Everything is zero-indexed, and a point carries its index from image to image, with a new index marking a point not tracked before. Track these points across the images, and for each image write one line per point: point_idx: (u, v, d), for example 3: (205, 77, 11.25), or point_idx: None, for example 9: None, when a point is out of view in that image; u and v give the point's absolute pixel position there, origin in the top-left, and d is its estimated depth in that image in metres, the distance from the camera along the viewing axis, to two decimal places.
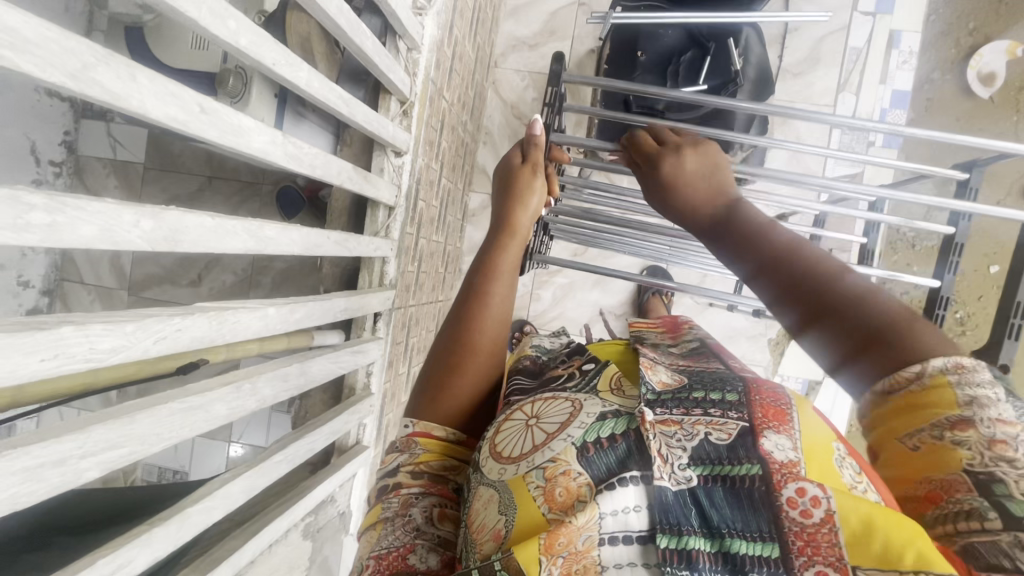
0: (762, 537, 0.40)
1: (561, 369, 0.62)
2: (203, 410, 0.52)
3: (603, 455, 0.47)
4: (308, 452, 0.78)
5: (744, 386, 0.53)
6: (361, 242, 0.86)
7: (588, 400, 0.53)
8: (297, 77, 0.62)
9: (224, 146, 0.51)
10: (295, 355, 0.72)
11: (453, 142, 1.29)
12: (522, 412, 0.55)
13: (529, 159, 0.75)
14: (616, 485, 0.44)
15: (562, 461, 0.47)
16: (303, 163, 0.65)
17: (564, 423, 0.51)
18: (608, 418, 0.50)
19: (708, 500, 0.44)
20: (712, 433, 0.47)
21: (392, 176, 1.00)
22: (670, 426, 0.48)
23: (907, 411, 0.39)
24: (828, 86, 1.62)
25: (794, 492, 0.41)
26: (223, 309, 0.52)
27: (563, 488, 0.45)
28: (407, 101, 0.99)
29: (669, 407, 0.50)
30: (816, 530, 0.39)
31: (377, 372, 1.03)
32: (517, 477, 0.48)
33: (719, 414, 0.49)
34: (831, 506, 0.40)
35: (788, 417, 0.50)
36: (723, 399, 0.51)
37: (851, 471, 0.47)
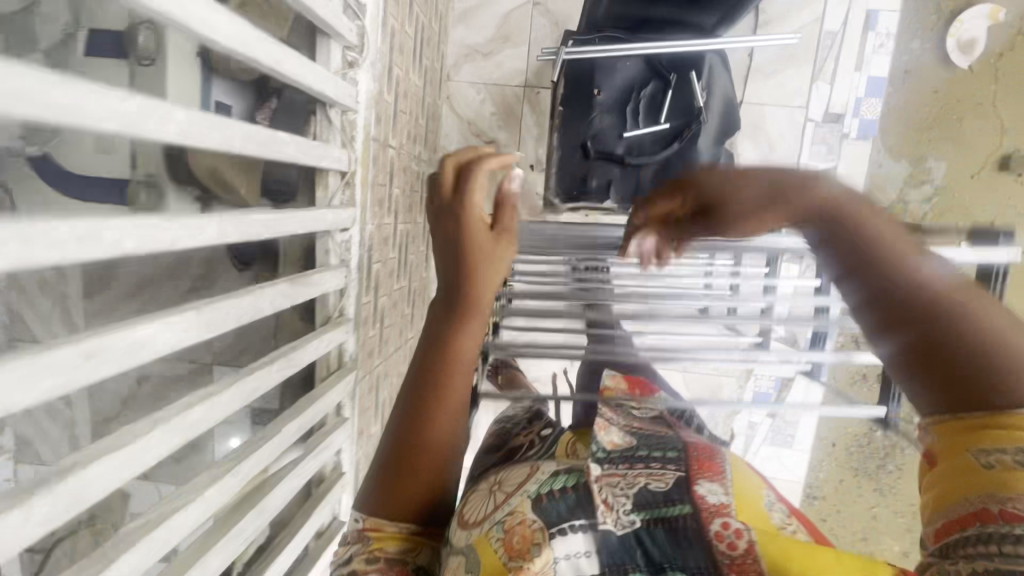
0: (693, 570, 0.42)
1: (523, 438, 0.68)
2: None
3: (554, 504, 0.49)
4: (280, 568, 0.79)
5: (686, 449, 0.56)
6: (310, 349, 0.82)
7: (546, 463, 0.57)
8: (207, 235, 0.53)
9: (127, 369, 0.46)
10: (250, 496, 0.71)
11: (405, 184, 1.21)
12: (487, 481, 0.58)
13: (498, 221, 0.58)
14: (566, 529, 0.46)
15: (518, 513, 0.49)
16: (229, 321, 0.59)
17: (520, 484, 0.53)
18: (560, 474, 0.52)
19: (650, 540, 0.45)
20: (651, 483, 0.50)
21: (340, 254, 0.94)
22: (614, 477, 0.51)
23: (964, 428, 0.38)
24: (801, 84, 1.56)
25: (720, 526, 0.44)
26: (151, 528, 0.50)
27: (520, 535, 0.46)
28: (347, 173, 0.92)
29: (616, 462, 0.54)
30: (744, 562, 0.42)
31: (347, 449, 1.03)
32: (479, 535, 0.49)
33: (659, 466, 0.52)
34: (753, 537, 0.43)
35: (720, 468, 0.52)
36: (665, 455, 0.55)
37: (779, 516, 0.48)
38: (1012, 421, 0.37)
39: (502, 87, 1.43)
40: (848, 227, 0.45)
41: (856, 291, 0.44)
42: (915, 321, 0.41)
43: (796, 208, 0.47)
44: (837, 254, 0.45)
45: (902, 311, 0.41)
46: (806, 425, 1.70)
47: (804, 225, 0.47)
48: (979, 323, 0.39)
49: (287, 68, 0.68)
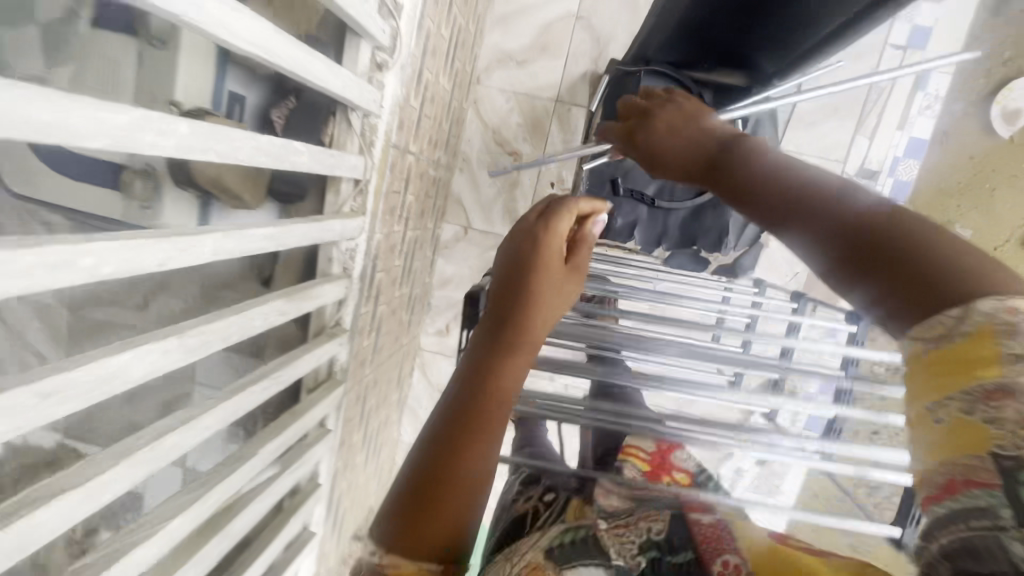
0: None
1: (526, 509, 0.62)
2: None
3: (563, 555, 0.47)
4: None
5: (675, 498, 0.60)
6: (299, 365, 0.77)
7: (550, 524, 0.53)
8: (202, 254, 0.51)
9: (94, 402, 0.42)
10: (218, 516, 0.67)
11: (420, 190, 1.16)
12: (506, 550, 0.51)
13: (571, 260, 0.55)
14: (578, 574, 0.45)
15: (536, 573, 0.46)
16: (214, 345, 0.56)
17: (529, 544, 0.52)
18: (564, 533, 0.51)
19: None
20: (652, 529, 0.51)
21: (343, 263, 0.90)
22: (622, 528, 0.51)
23: (961, 354, 0.34)
24: (842, 139, 1.49)
25: (722, 564, 0.46)
26: None
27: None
28: (361, 181, 0.87)
29: (614, 517, 0.54)
30: None
31: (325, 461, 0.99)
32: None
33: (649, 514, 0.54)
34: (746, 567, 0.44)
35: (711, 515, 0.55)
36: (651, 507, 0.57)
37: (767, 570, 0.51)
38: (986, 349, 0.33)
39: (532, 99, 1.38)
40: (770, 182, 0.49)
41: (809, 249, 0.45)
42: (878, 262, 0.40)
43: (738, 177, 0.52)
44: (771, 218, 0.48)
45: (869, 252, 0.41)
46: (793, 478, 1.69)
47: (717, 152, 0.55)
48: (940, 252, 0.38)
49: (313, 78, 0.64)
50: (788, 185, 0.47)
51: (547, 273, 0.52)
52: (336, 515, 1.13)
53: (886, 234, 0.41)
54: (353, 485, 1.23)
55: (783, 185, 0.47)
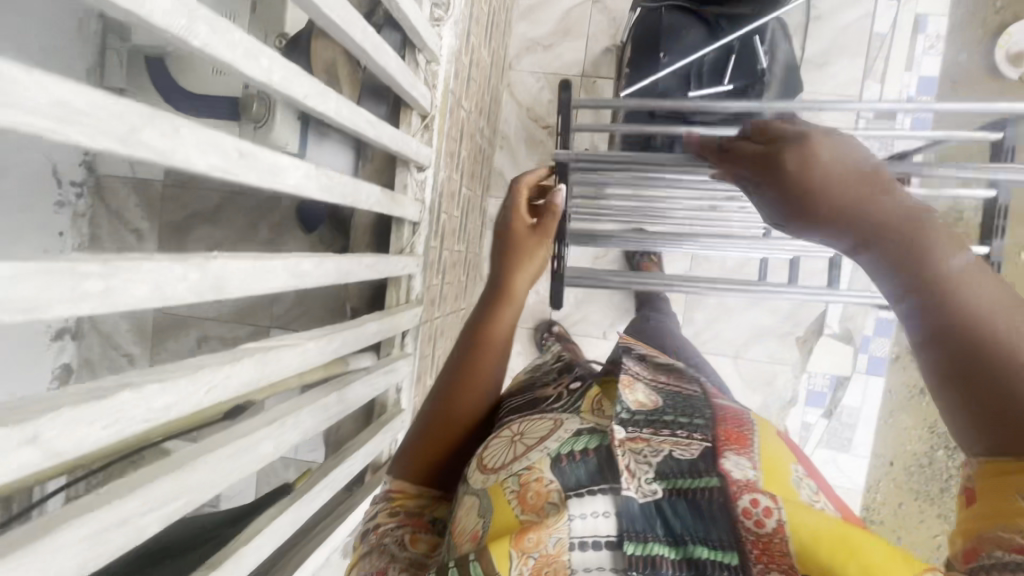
0: (722, 546, 0.41)
1: (552, 388, 0.62)
2: (251, 452, 0.52)
3: (574, 466, 0.47)
4: (349, 475, 0.80)
5: (713, 406, 0.54)
6: (390, 263, 0.85)
7: (570, 418, 0.53)
8: (327, 107, 0.62)
9: (263, 187, 0.50)
10: (331, 383, 0.72)
11: (471, 150, 1.27)
12: (509, 429, 0.55)
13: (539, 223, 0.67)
14: (585, 493, 0.44)
15: (535, 469, 0.47)
16: (335, 193, 0.64)
17: (543, 437, 0.51)
18: (583, 433, 0.50)
19: (672, 510, 0.44)
20: (675, 450, 0.48)
21: (415, 191, 0.99)
22: (639, 443, 0.48)
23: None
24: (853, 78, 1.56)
25: (748, 503, 0.41)
26: (266, 349, 0.53)
27: (534, 492, 0.46)
28: (428, 116, 0.98)
29: (641, 426, 0.50)
30: (769, 540, 0.39)
31: (407, 388, 1.04)
32: (496, 484, 0.48)
33: (685, 435, 0.50)
34: (783, 516, 0.40)
35: (751, 438, 0.50)
36: (692, 421, 0.51)
37: (814, 486, 0.48)
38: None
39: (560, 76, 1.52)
40: (902, 255, 0.39)
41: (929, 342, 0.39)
42: (976, 383, 0.38)
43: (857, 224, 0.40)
44: (906, 284, 0.39)
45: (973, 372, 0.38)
46: (866, 428, 1.59)
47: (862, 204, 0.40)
48: None
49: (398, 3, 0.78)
50: (930, 272, 0.39)
51: (522, 248, 0.66)
52: None
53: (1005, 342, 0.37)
54: None
55: (921, 268, 0.39)
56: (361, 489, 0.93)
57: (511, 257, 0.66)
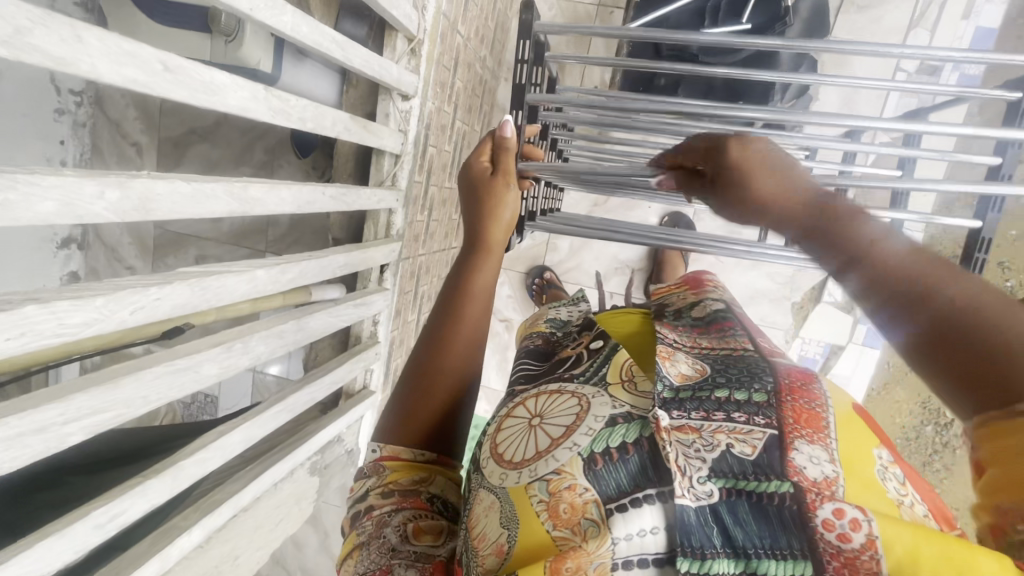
0: (794, 556, 0.35)
1: (568, 352, 0.57)
2: (192, 371, 0.53)
3: (613, 469, 0.41)
4: (311, 400, 0.83)
5: (776, 379, 0.47)
6: (361, 195, 0.83)
7: (596, 397, 0.47)
8: (281, 22, 0.58)
9: (197, 105, 0.48)
10: (292, 311, 0.73)
11: (468, 81, 1.21)
12: (525, 409, 0.49)
13: (499, 166, 0.65)
14: (628, 505, 0.39)
15: (566, 475, 0.42)
16: (292, 117, 0.62)
17: (569, 429, 0.45)
18: (619, 424, 0.44)
19: (731, 516, 0.38)
20: (735, 446, 0.40)
21: (398, 122, 0.95)
22: (687, 433, 0.42)
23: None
24: (899, 22, 1.41)
25: (831, 513, 0.35)
26: (205, 274, 0.52)
27: (567, 504, 0.40)
28: (415, 39, 0.92)
29: (687, 410, 0.44)
30: (855, 557, 0.33)
31: (384, 321, 1.06)
32: (517, 487, 0.43)
33: (744, 421, 0.42)
34: (874, 531, 0.33)
35: (822, 422, 0.42)
36: (749, 399, 0.44)
37: (893, 482, 0.40)
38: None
39: (575, 4, 1.40)
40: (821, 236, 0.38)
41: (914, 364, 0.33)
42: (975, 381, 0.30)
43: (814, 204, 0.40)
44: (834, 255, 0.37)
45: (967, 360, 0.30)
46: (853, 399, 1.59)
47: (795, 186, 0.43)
48: None
49: None
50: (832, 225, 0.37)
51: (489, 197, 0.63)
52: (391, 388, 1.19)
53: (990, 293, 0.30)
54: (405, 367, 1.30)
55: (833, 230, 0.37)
56: (330, 413, 0.97)
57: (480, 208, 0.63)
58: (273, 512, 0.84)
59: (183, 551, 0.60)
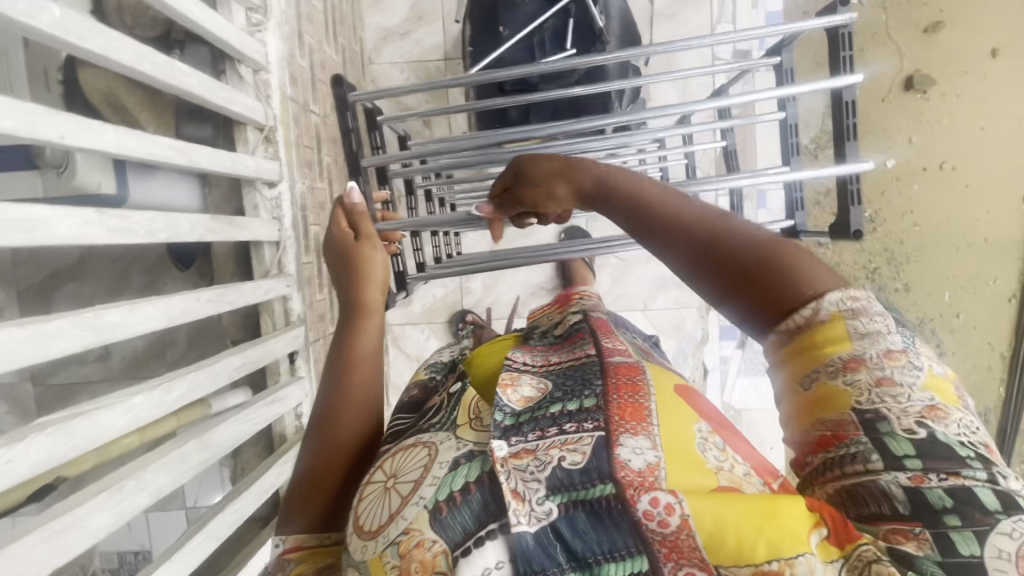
0: (630, 553, 0.35)
1: (437, 397, 0.55)
2: (74, 528, 0.48)
3: (457, 514, 0.39)
4: (240, 517, 0.77)
5: (604, 378, 0.46)
6: (244, 290, 0.81)
7: (446, 441, 0.44)
8: (102, 142, 0.57)
9: (16, 246, 0.46)
10: (193, 429, 0.68)
11: (337, 154, 1.22)
12: (381, 472, 0.45)
13: (359, 229, 0.64)
14: (472, 548, 0.37)
15: (415, 532, 0.39)
16: (139, 232, 0.60)
17: (418, 483, 0.42)
18: (462, 464, 0.41)
19: (571, 529, 0.37)
20: (566, 457, 0.40)
21: (270, 210, 0.94)
22: (524, 458, 0.40)
23: (800, 344, 0.37)
24: (706, 20, 1.61)
25: (648, 504, 0.36)
26: (68, 419, 0.48)
27: (417, 565, 0.38)
28: (266, 128, 0.93)
29: (525, 432, 0.43)
30: (677, 538, 0.35)
31: (307, 411, 1.01)
32: (374, 559, 0.39)
33: (575, 429, 0.41)
34: (685, 511, 0.35)
35: (645, 412, 0.43)
36: (579, 406, 0.44)
37: (715, 451, 0.42)
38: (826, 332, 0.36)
39: (423, 63, 1.48)
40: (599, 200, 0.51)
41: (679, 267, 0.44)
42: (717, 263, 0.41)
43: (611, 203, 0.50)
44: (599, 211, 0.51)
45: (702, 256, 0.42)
46: None
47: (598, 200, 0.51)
48: (734, 234, 0.42)
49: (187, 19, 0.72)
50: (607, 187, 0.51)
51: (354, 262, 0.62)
52: None
53: (797, 245, 0.40)
54: None
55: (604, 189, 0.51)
56: (271, 525, 0.90)
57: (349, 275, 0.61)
58: None
59: None
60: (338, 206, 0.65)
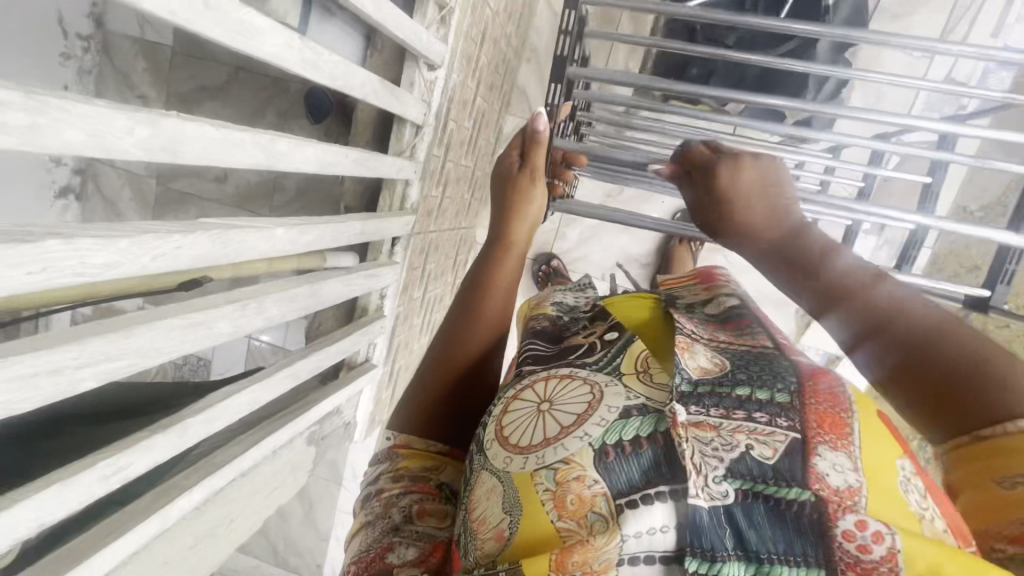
0: (808, 563, 0.34)
1: (581, 337, 0.53)
2: (206, 326, 0.52)
3: (625, 463, 0.39)
4: (316, 368, 0.81)
5: (799, 379, 0.43)
6: (382, 163, 0.81)
7: (609, 387, 0.44)
8: None
9: (233, 47, 0.46)
10: (306, 276, 0.71)
11: (493, 57, 1.18)
12: (534, 393, 0.47)
13: (528, 163, 0.68)
14: (639, 502, 0.37)
15: (575, 465, 0.40)
16: (322, 72, 0.60)
17: (582, 417, 0.43)
18: (633, 416, 0.41)
19: (746, 519, 0.36)
20: (754, 448, 0.38)
21: (422, 92, 0.93)
22: (706, 430, 0.39)
23: (991, 454, 0.35)
24: (930, 34, 1.39)
25: (852, 525, 0.34)
26: (227, 227, 0.50)
27: (574, 496, 0.39)
28: (445, 7, 0.89)
29: (705, 406, 0.41)
30: (874, 569, 0.33)
31: (391, 295, 1.04)
32: (523, 473, 0.42)
33: (765, 421, 0.39)
34: (897, 544, 0.33)
35: (849, 429, 0.39)
36: (771, 399, 0.41)
37: (916, 495, 0.37)
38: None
39: None
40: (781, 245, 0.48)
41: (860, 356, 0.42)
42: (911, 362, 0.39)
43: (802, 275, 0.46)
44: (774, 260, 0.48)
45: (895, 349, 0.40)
46: None
47: (788, 262, 0.47)
48: (953, 337, 0.39)
49: None
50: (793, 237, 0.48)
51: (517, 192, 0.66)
52: (391, 364, 1.17)
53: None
54: (407, 345, 1.28)
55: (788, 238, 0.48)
56: (333, 384, 0.95)
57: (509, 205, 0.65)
58: (269, 478, 0.82)
59: (182, 512, 0.58)
60: (518, 136, 0.69)
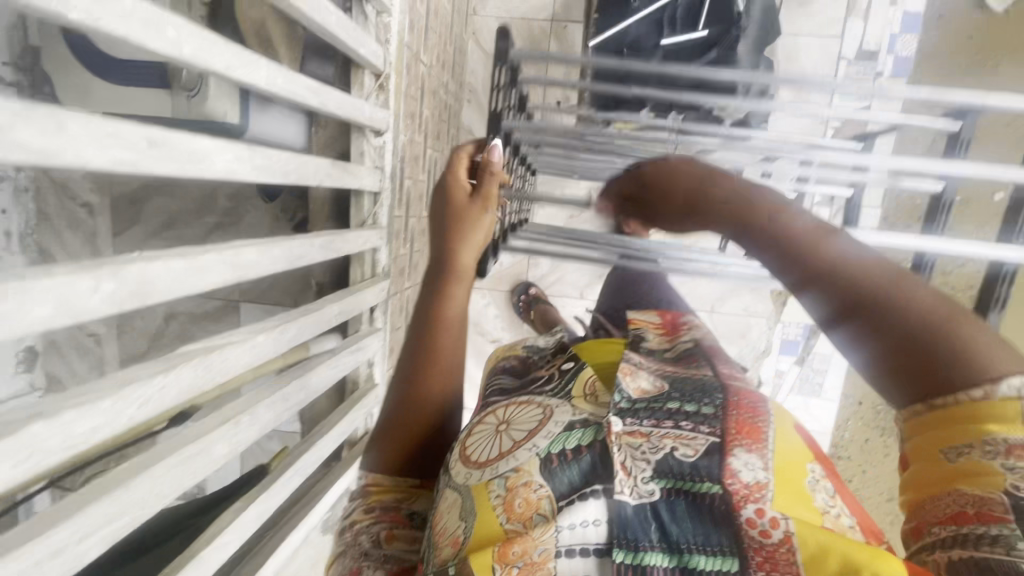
0: (722, 552, 0.39)
1: (544, 371, 0.60)
2: (202, 456, 0.50)
3: (566, 467, 0.45)
4: (319, 457, 0.80)
5: (726, 396, 0.51)
6: (347, 240, 0.81)
7: (560, 406, 0.51)
8: (257, 76, 0.56)
9: (184, 176, 0.46)
10: (291, 372, 0.70)
11: (434, 108, 1.20)
12: (494, 417, 0.53)
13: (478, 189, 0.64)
14: (577, 500, 0.43)
15: (524, 473, 0.46)
16: (275, 173, 0.59)
17: (532, 432, 0.49)
18: (575, 428, 0.48)
19: (669, 514, 0.42)
20: (678, 448, 0.46)
21: (374, 159, 0.93)
22: (637, 437, 0.47)
23: (948, 422, 0.37)
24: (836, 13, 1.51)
25: (753, 513, 0.40)
26: (207, 351, 0.49)
27: (523, 500, 0.44)
28: (381, 74, 0.91)
29: (640, 418, 0.49)
30: (775, 550, 0.38)
31: (379, 362, 1.02)
32: (480, 483, 0.47)
33: (690, 428, 0.47)
34: (790, 528, 0.39)
35: (763, 434, 0.47)
36: (698, 410, 0.49)
37: (824, 494, 0.45)
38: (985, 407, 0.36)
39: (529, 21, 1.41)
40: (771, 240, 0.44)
41: (847, 342, 0.41)
42: (894, 344, 0.38)
43: (801, 278, 0.43)
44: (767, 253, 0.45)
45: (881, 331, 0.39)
46: (836, 373, 1.65)
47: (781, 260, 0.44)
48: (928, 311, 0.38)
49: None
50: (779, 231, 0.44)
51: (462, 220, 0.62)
52: None
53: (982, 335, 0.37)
54: None
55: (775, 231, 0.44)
56: (337, 466, 0.93)
57: (455, 235, 0.61)
58: None
59: None
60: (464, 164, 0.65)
